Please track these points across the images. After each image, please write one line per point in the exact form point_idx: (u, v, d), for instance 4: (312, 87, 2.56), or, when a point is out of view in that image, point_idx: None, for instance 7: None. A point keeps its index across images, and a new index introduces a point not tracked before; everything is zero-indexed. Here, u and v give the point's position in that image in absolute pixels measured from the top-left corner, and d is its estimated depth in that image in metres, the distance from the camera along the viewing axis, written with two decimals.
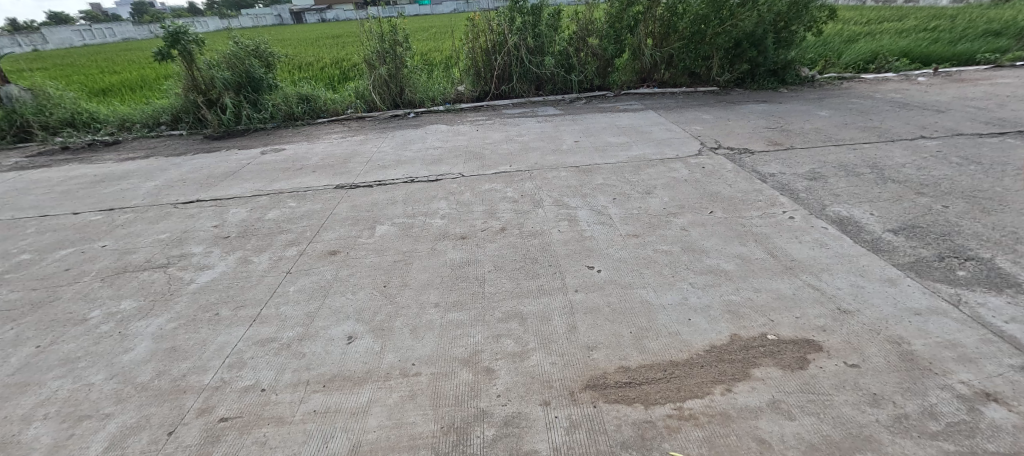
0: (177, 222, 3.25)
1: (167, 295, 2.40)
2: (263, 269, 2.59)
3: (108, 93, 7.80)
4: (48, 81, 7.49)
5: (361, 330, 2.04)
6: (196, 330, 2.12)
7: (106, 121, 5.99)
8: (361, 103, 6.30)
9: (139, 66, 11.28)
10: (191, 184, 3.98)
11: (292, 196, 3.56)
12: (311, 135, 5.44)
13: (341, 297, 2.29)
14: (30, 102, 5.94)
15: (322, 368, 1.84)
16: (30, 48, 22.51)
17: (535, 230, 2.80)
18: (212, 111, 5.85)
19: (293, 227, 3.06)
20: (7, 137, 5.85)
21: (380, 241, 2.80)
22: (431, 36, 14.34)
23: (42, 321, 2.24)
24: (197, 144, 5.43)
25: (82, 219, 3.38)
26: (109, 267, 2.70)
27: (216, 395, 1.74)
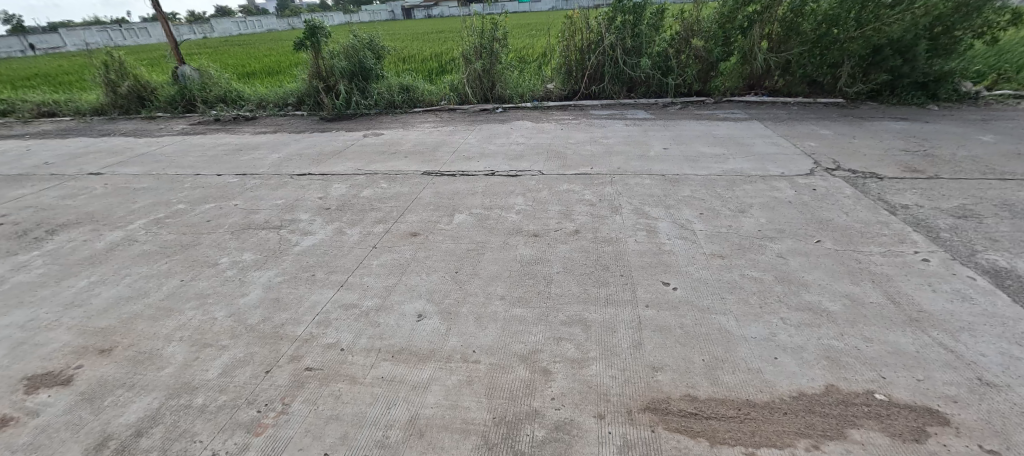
0: (291, 190, 3.73)
1: (277, 252, 2.79)
2: (354, 241, 2.86)
3: (253, 76, 9.20)
4: (211, 64, 9.06)
5: (431, 310, 2.16)
6: (296, 286, 2.43)
7: (248, 99, 7.09)
8: (454, 95, 6.64)
9: (277, 54, 13.13)
10: (306, 158, 4.54)
11: (385, 178, 3.88)
12: (407, 123, 5.87)
13: (417, 276, 2.45)
14: (197, 81, 7.24)
15: (392, 339, 1.99)
16: (204, 37, 27.45)
17: (610, 237, 2.71)
18: (328, 96, 6.61)
19: (382, 206, 3.34)
20: (179, 108, 7.22)
21: (457, 228, 2.93)
22: (527, 34, 14.59)
23: (187, 260, 2.75)
24: (314, 123, 6.19)
25: (223, 180, 4.05)
26: (238, 222, 3.20)
27: (304, 346, 1.98)
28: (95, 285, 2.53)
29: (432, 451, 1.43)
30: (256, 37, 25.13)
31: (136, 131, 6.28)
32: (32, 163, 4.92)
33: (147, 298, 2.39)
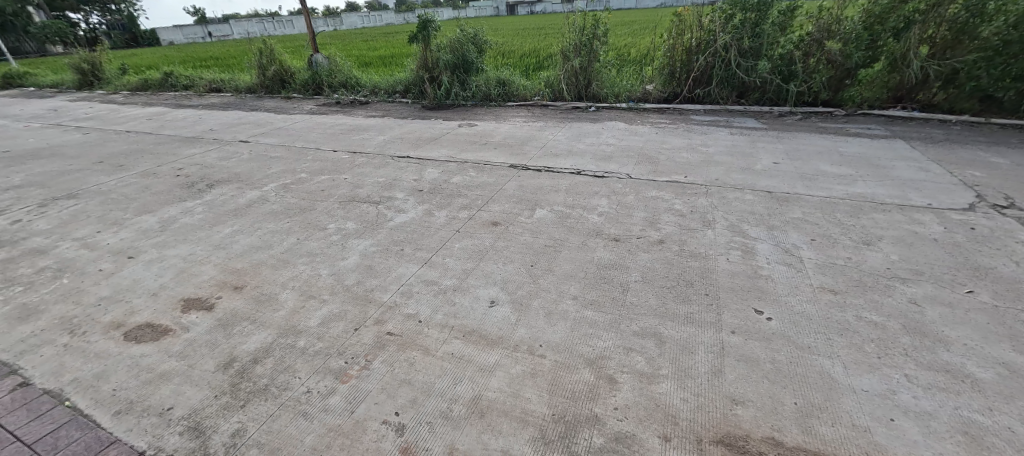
0: (391, 170, 4.10)
1: (374, 224, 3.09)
2: (440, 223, 3.06)
3: (370, 65, 10.24)
4: (339, 53, 10.29)
5: (504, 298, 2.22)
6: (387, 257, 2.68)
7: (364, 85, 7.91)
8: (548, 92, 6.69)
9: (392, 46, 14.41)
10: (406, 142, 4.94)
11: (474, 167, 4.07)
12: (499, 116, 6.06)
13: (493, 264, 2.53)
14: (325, 67, 8.27)
15: (465, 320, 2.09)
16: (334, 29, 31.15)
17: (698, 252, 2.52)
18: (431, 86, 7.10)
19: (469, 193, 3.50)
20: (309, 90, 8.33)
21: (538, 223, 2.96)
22: (632, 31, 14.04)
23: (303, 221, 3.18)
24: (416, 111, 6.70)
25: (337, 156, 4.60)
26: (345, 194, 3.61)
27: (388, 313, 2.18)
28: (235, 233, 3.06)
29: (489, 433, 1.50)
30: (377, 30, 27.92)
31: (276, 108, 7.40)
32: (202, 129, 6.08)
33: (271, 249, 2.83)
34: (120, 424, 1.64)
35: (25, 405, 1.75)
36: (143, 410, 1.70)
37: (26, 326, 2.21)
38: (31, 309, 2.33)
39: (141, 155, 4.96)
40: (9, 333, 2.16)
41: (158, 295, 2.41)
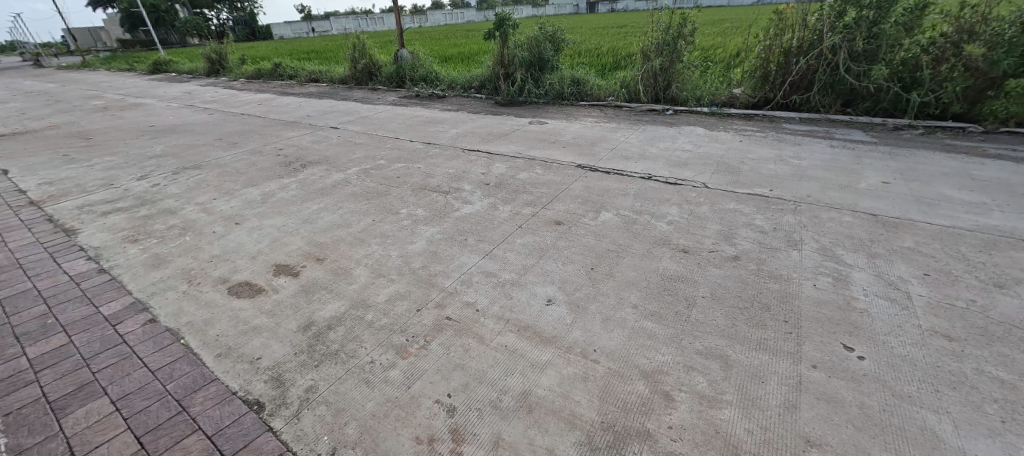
0: (461, 163, 4.25)
1: (442, 213, 3.24)
2: (504, 217, 3.12)
3: (450, 61, 10.70)
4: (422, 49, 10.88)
5: (561, 298, 2.22)
6: (451, 245, 2.79)
7: (442, 80, 8.28)
8: (623, 92, 6.49)
9: (472, 43, 14.91)
10: (477, 137, 5.09)
11: (541, 164, 4.08)
12: (571, 115, 6.01)
13: (553, 262, 2.53)
14: (409, 61, 8.79)
15: (520, 314, 2.12)
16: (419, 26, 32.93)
17: (779, 273, 2.30)
18: (505, 83, 7.23)
19: (534, 190, 3.53)
20: (393, 83, 8.93)
21: (602, 226, 2.90)
22: (723, 31, 13.08)
23: (379, 204, 3.43)
24: (488, 107, 6.87)
25: (412, 146, 4.88)
26: (417, 182, 3.83)
27: (448, 298, 2.28)
28: (322, 210, 3.38)
29: (536, 429, 1.51)
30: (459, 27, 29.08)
31: (363, 99, 8.03)
32: (300, 114, 6.79)
33: (350, 227, 3.09)
34: (220, 366, 1.92)
35: (152, 337, 2.11)
36: (238, 356, 1.97)
37: (158, 272, 2.65)
38: (162, 259, 2.79)
39: (251, 134, 5.66)
40: (145, 277, 2.60)
41: (257, 258, 2.75)
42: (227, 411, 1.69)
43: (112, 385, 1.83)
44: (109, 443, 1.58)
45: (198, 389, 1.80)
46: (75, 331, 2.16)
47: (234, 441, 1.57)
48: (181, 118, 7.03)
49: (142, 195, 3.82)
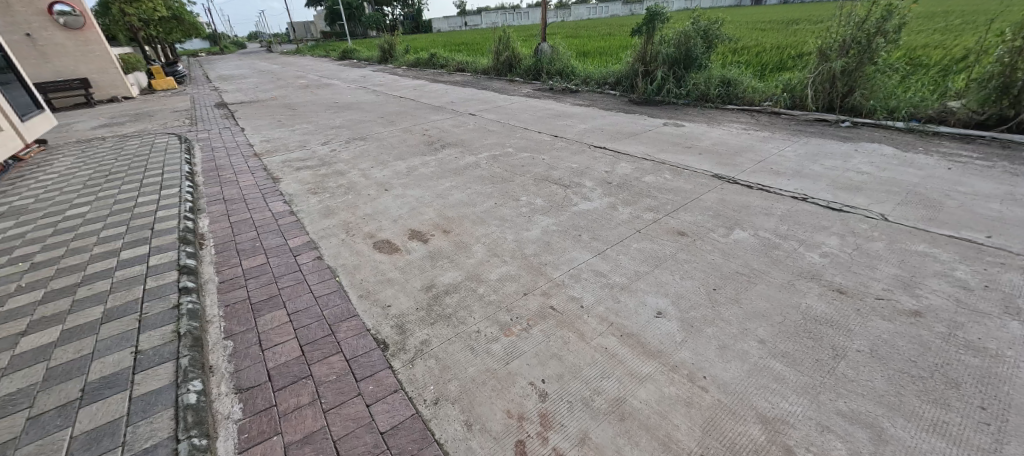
0: (585, 158, 4.24)
1: (560, 206, 3.29)
2: (623, 219, 3.02)
3: (588, 55, 10.65)
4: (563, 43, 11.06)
5: (673, 313, 2.07)
6: (565, 238, 2.83)
7: (578, 75, 8.32)
8: (785, 98, 5.63)
9: (614, 38, 14.52)
10: (605, 134, 5.00)
11: (670, 169, 3.83)
12: (713, 119, 5.46)
13: (669, 274, 2.37)
14: (548, 55, 9.03)
15: (626, 320, 2.05)
16: (561, 21, 33.37)
17: (982, 345, 1.77)
18: (644, 80, 6.90)
19: (659, 196, 3.33)
20: (530, 75, 9.30)
21: (734, 245, 2.60)
22: (948, 27, 10.22)
23: (502, 189, 3.65)
24: (621, 104, 6.67)
25: (540, 137, 5.03)
26: (540, 173, 3.95)
27: (555, 288, 2.33)
28: (453, 188, 3.75)
29: (625, 439, 1.47)
30: (602, 22, 28.61)
31: (500, 89, 8.55)
32: (445, 100, 7.56)
33: (475, 206, 3.36)
34: (361, 305, 2.31)
35: (318, 270, 2.64)
36: (375, 300, 2.34)
37: (327, 220, 3.28)
38: (331, 210, 3.44)
39: (405, 115, 6.53)
40: (318, 222, 3.25)
41: (398, 221, 3.19)
42: (362, 343, 2.04)
43: (290, 301, 2.37)
44: (284, 344, 2.05)
45: (344, 319, 2.20)
46: (272, 255, 2.83)
47: (364, 368, 1.89)
48: (357, 97, 8.47)
49: (324, 158, 4.74)
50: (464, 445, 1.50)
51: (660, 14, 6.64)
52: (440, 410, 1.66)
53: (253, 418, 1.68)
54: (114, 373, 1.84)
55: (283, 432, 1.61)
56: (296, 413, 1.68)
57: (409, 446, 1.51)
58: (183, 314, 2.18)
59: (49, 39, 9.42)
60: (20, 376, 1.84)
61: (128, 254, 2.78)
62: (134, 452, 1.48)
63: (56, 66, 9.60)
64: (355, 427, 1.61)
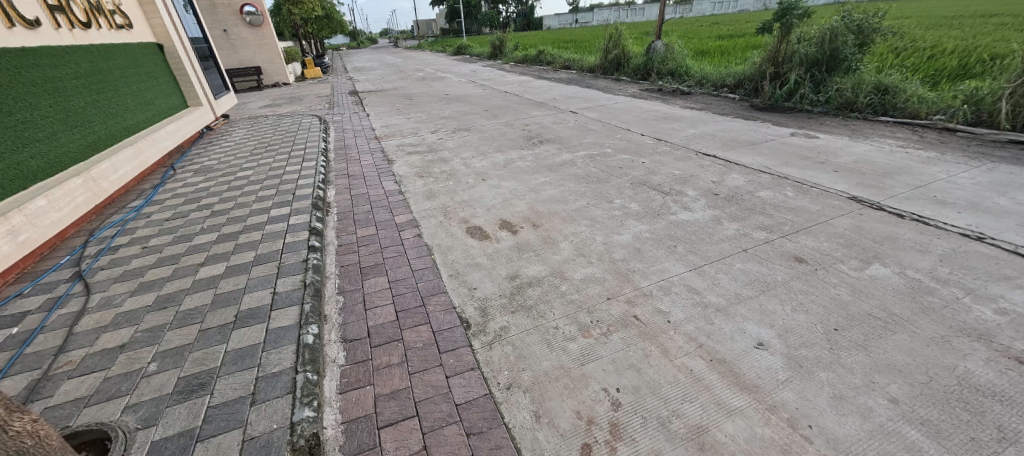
0: (691, 166, 3.94)
1: (657, 213, 3.12)
2: (727, 235, 2.76)
3: (707, 55, 9.82)
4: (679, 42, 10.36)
5: (777, 347, 1.84)
6: (657, 247, 2.68)
7: (692, 75, 7.73)
8: (967, 110, 4.53)
9: (741, 36, 13.11)
10: (716, 141, 4.58)
11: (793, 186, 3.37)
12: (857, 132, 4.64)
13: (778, 303, 2.10)
14: (661, 53, 8.56)
15: (718, 344, 1.88)
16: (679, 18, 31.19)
17: None
18: (771, 83, 6.15)
19: (775, 214, 2.96)
20: (639, 75, 8.91)
21: (868, 282, 2.20)
22: None
23: (595, 190, 3.58)
24: (739, 110, 6.03)
25: (642, 140, 4.81)
26: (638, 177, 3.78)
27: (641, 298, 2.23)
28: (547, 183, 3.79)
29: None
30: (729, 18, 26.08)
31: (605, 88, 8.35)
32: (548, 97, 7.64)
33: (566, 204, 3.36)
34: (450, 283, 2.48)
35: (417, 246, 2.90)
36: (463, 281, 2.50)
37: (429, 202, 3.58)
38: (433, 194, 3.74)
39: (508, 110, 6.76)
40: (422, 203, 3.56)
41: (491, 210, 3.35)
42: (447, 318, 2.20)
43: (391, 270, 2.65)
44: (382, 307, 2.31)
45: (434, 294, 2.39)
46: (380, 228, 3.19)
47: (447, 342, 2.03)
48: (465, 90, 9.01)
49: (432, 145, 5.16)
50: (530, 434, 1.54)
51: (800, 8, 5.85)
52: (512, 395, 1.72)
53: (352, 366, 1.92)
54: (257, 307, 2.26)
55: (374, 384, 1.82)
56: (386, 370, 1.88)
57: (479, 423, 1.60)
58: (309, 268, 2.59)
59: (239, 34, 11.74)
60: (198, 297, 2.37)
61: (275, 212, 3.38)
62: (266, 374, 1.81)
63: (241, 56, 11.94)
64: (434, 393, 1.75)
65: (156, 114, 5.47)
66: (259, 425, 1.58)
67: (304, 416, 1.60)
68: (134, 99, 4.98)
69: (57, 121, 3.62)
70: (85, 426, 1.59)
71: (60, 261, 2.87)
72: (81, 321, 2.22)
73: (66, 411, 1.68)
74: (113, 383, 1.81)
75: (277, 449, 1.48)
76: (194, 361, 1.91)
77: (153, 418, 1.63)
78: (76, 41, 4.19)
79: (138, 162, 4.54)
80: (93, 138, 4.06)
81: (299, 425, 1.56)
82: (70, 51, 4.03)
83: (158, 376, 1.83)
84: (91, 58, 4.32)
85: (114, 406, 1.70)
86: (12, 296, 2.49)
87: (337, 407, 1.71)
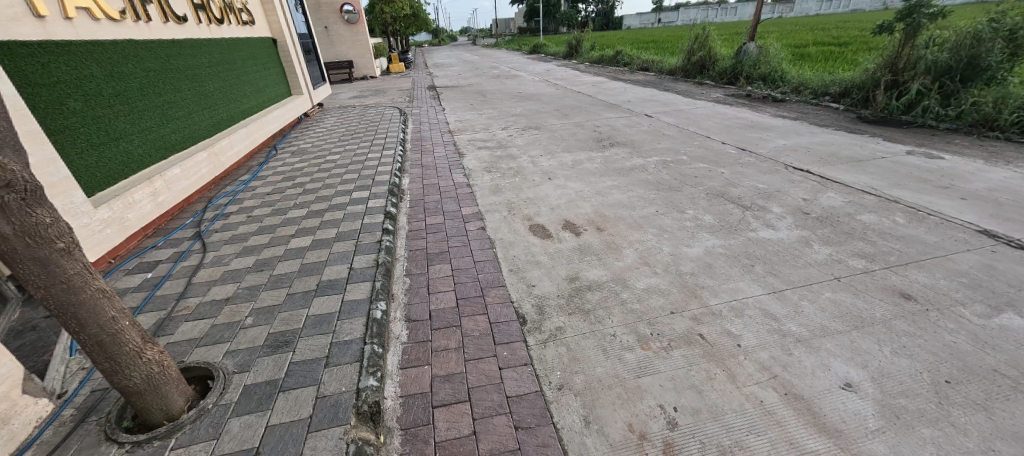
0: (778, 180, 3.61)
1: (734, 228, 2.90)
2: (817, 259, 2.49)
3: (808, 59, 8.87)
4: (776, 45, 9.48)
5: (869, 391, 1.62)
6: (731, 264, 2.50)
7: (788, 81, 7.06)
8: None
9: (854, 38, 11.64)
10: (811, 155, 4.14)
11: (904, 211, 2.94)
12: (997, 155, 3.91)
13: (874, 342, 1.86)
14: (753, 57, 7.91)
15: (795, 378, 1.71)
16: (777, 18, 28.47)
17: None
18: (886, 93, 5.41)
19: (879, 242, 2.61)
20: (725, 79, 8.32)
21: (998, 332, 1.85)
22: None
23: (666, 198, 3.42)
24: (842, 121, 5.39)
25: (723, 149, 4.49)
26: (715, 188, 3.54)
27: (709, 316, 2.09)
28: (614, 187, 3.70)
29: None
30: (838, 18, 23.31)
31: (685, 92, 7.91)
32: (622, 99, 7.43)
33: (633, 210, 3.25)
34: (510, 277, 2.53)
35: (481, 238, 2.99)
36: (522, 277, 2.53)
37: (495, 196, 3.67)
38: (499, 189, 3.82)
39: (580, 110, 6.69)
40: (488, 197, 3.66)
41: (555, 209, 3.34)
42: (504, 311, 2.24)
43: (454, 259, 2.76)
44: (444, 293, 2.42)
45: (494, 286, 2.45)
46: (448, 218, 3.34)
47: (503, 334, 2.07)
48: (538, 89, 9.06)
49: (502, 141, 5.27)
50: (578, 438, 1.52)
51: (932, 7, 5.07)
52: (562, 396, 1.71)
53: (414, 345, 2.04)
54: (335, 279, 2.49)
55: (432, 365, 1.91)
56: (444, 353, 1.97)
57: (528, 419, 1.61)
58: (382, 248, 2.79)
59: (337, 31, 12.91)
60: (288, 264, 2.67)
61: (356, 195, 3.69)
62: (339, 340, 1.99)
63: (337, 50, 13.13)
64: (487, 382, 1.79)
65: (266, 100, 6.22)
66: (330, 386, 1.74)
67: (368, 384, 1.74)
68: (251, 87, 5.70)
69: (193, 102, 4.27)
70: (196, 363, 1.86)
71: (186, 222, 3.39)
72: (197, 274, 2.61)
73: (182, 348, 1.99)
74: (218, 330, 2.10)
75: (343, 410, 1.62)
76: (282, 320, 2.15)
77: (246, 365, 1.86)
78: (211, 34, 4.89)
79: (249, 142, 5.20)
80: (217, 119, 4.72)
81: (363, 392, 1.70)
82: (206, 43, 4.71)
83: (252, 329, 2.10)
84: (221, 49, 5.02)
85: (218, 349, 1.97)
86: (150, 247, 3.00)
87: (397, 381, 1.83)
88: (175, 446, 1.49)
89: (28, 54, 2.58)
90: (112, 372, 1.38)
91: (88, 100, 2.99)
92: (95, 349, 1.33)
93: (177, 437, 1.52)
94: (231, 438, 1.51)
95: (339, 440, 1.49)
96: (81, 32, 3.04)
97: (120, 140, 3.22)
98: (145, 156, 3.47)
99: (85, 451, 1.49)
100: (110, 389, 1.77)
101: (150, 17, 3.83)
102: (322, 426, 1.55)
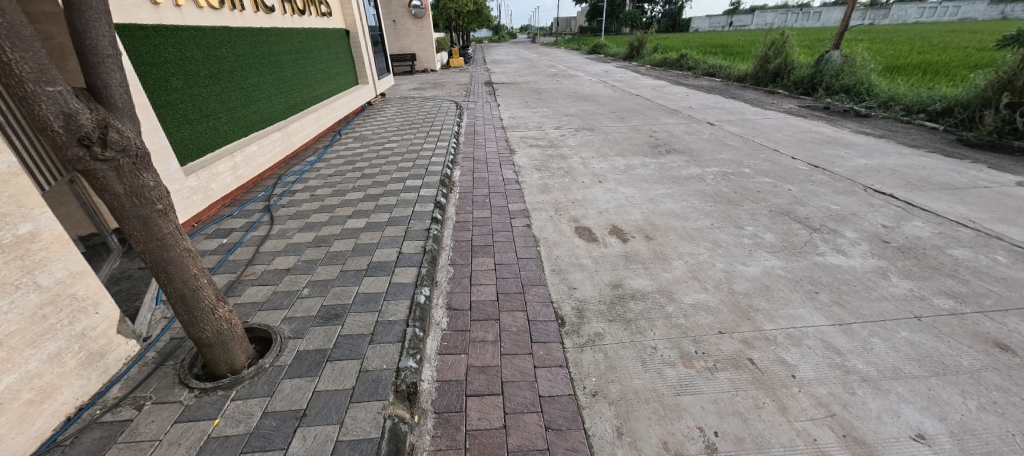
0: (855, 202, 3.30)
1: (798, 250, 2.70)
2: (894, 293, 2.25)
3: (903, 71, 7.99)
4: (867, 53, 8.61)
5: (945, 446, 1.44)
6: (792, 288, 2.33)
7: (875, 95, 6.42)
8: None
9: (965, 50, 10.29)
10: (896, 177, 3.74)
11: (1008, 250, 2.58)
12: None
13: (957, 394, 1.65)
14: (836, 66, 7.27)
15: (857, 420, 1.56)
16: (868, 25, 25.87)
17: None
18: (997, 114, 4.76)
19: (973, 282, 2.31)
20: (802, 88, 7.71)
21: None
22: None
23: (724, 211, 3.25)
24: (937, 143, 4.81)
25: (792, 164, 4.18)
26: (779, 205, 3.30)
27: (761, 341, 1.96)
28: (667, 195, 3.57)
29: None
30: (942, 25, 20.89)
31: (753, 101, 7.44)
32: (683, 105, 7.13)
33: (686, 221, 3.12)
34: (551, 278, 2.52)
35: (525, 235, 3.00)
36: (564, 279, 2.51)
37: (542, 195, 3.66)
38: (548, 188, 3.80)
39: (637, 114, 6.51)
40: (536, 196, 3.66)
41: (603, 214, 3.28)
42: (544, 311, 2.24)
43: (498, 253, 2.80)
44: (486, 286, 2.46)
45: (535, 285, 2.45)
46: (494, 212, 3.39)
47: (540, 333, 2.07)
48: (595, 90, 8.91)
49: (554, 140, 5.26)
50: (609, 448, 1.49)
51: None
52: (596, 403, 1.68)
53: (452, 332, 2.09)
54: (385, 261, 2.61)
55: (468, 354, 1.95)
56: (481, 344, 2.01)
57: (560, 420, 1.60)
58: (430, 236, 2.89)
59: (404, 25, 13.51)
60: (343, 243, 2.83)
61: (409, 183, 3.84)
62: (384, 320, 2.09)
63: (403, 44, 13.77)
64: (520, 378, 1.80)
65: (336, 88, 6.62)
66: (373, 361, 1.83)
67: (408, 365, 1.81)
68: (323, 75, 6.10)
69: (273, 86, 4.63)
70: (258, 325, 2.03)
71: (258, 195, 3.70)
72: (264, 243, 2.84)
73: (247, 311, 2.17)
74: (278, 296, 2.28)
75: (383, 386, 1.69)
76: (334, 294, 2.29)
77: (301, 332, 2.01)
78: (294, 24, 5.28)
79: (318, 126, 5.57)
80: (293, 103, 5.10)
81: (402, 372, 1.77)
82: (288, 31, 5.09)
83: (307, 300, 2.25)
84: (300, 38, 5.39)
85: (277, 315, 2.14)
86: (226, 215, 3.30)
87: (435, 366, 1.89)
88: (236, 398, 1.63)
89: (144, 36, 2.94)
90: (190, 323, 1.55)
91: (188, 79, 3.34)
92: (178, 300, 1.48)
93: (237, 390, 1.67)
94: (283, 397, 1.64)
95: (377, 413, 1.56)
96: (188, 18, 3.41)
97: (210, 116, 3.56)
98: (229, 132, 3.82)
99: (163, 391, 1.67)
100: (186, 339, 1.98)
101: (244, 7, 4.21)
102: (362, 399, 1.63)
